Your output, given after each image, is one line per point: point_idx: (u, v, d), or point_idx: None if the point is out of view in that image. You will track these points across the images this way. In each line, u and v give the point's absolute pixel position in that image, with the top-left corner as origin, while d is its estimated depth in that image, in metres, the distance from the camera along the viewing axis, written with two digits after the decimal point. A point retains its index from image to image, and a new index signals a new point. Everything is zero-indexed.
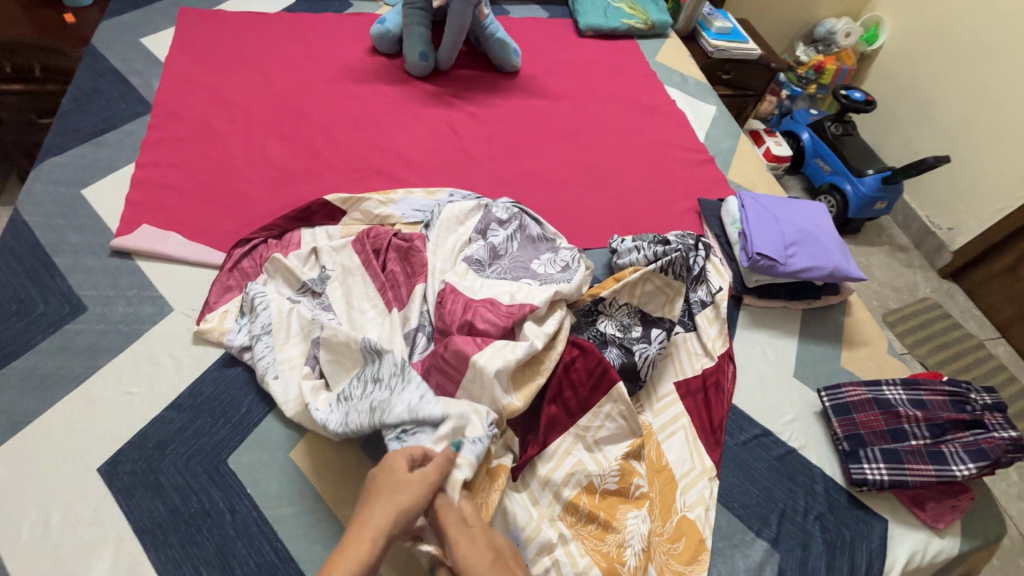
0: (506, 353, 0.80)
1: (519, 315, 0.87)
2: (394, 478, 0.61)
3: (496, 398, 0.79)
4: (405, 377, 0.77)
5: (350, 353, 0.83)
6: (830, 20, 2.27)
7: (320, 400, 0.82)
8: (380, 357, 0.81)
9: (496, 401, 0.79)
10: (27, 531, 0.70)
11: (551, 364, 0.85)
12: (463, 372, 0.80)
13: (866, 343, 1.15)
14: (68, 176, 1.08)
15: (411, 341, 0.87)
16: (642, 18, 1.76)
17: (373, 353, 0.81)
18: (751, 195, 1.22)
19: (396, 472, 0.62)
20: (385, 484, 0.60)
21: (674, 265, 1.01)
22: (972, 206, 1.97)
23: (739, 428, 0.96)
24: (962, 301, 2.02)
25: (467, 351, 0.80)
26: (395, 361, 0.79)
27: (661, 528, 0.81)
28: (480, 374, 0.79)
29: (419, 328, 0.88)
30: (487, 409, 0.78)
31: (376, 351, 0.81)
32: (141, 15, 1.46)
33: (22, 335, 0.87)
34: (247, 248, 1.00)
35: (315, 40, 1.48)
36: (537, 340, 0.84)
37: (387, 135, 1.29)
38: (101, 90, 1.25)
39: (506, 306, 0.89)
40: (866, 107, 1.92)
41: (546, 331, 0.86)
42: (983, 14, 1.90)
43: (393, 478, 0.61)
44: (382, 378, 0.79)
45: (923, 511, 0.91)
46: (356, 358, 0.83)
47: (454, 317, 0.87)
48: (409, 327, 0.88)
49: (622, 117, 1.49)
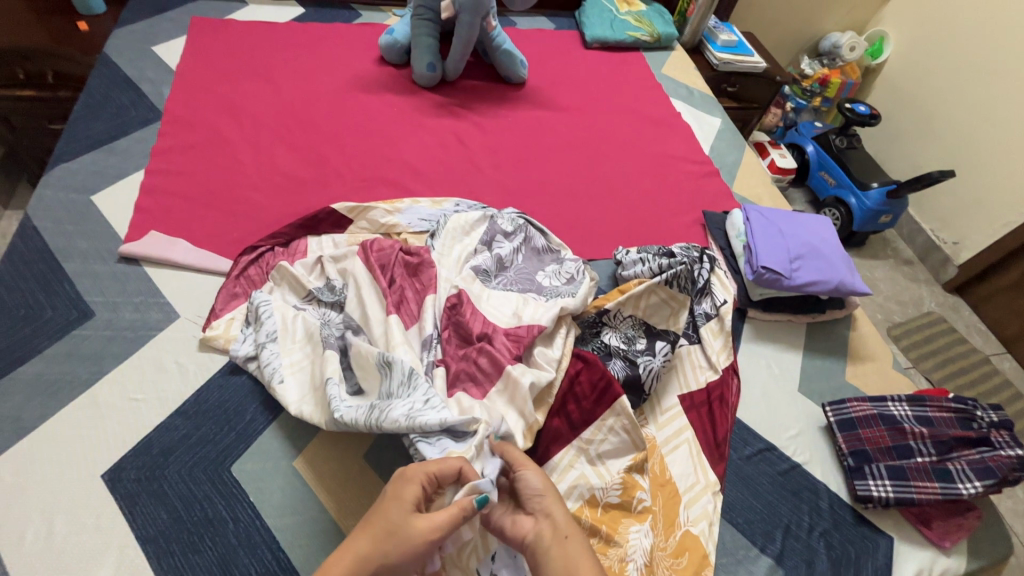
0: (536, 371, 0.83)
1: (528, 340, 0.86)
2: (396, 513, 0.58)
3: (527, 410, 0.79)
4: (413, 384, 0.77)
5: (365, 364, 0.82)
6: (835, 35, 2.28)
7: (334, 391, 0.79)
8: (391, 367, 0.79)
9: (525, 413, 0.80)
10: (30, 537, 0.70)
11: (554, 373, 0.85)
12: (493, 380, 0.82)
13: (872, 357, 1.15)
14: (78, 182, 1.10)
15: (428, 351, 0.84)
16: (648, 31, 1.77)
17: (384, 364, 0.80)
18: (756, 208, 1.22)
19: (401, 508, 0.59)
20: (384, 522, 0.58)
21: (679, 278, 1.01)
22: (977, 221, 1.97)
23: (743, 442, 0.96)
24: (968, 316, 2.01)
25: (502, 361, 0.83)
26: (404, 370, 0.78)
27: (664, 542, 0.80)
28: (510, 382, 0.81)
29: (434, 334, 0.87)
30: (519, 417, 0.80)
31: (387, 363, 0.79)
32: (153, 24, 1.48)
33: (29, 340, 0.87)
34: (253, 257, 1.01)
35: (323, 50, 1.50)
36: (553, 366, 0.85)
37: (394, 145, 1.30)
38: (112, 97, 1.26)
39: (512, 329, 0.88)
40: (871, 121, 1.92)
41: (556, 355, 0.87)
42: (985, 30, 1.91)
43: (394, 511, 0.58)
44: (391, 390, 0.78)
45: (929, 530, 0.90)
46: (370, 369, 0.82)
47: (474, 327, 0.88)
48: (425, 333, 0.86)
49: (628, 129, 1.50)
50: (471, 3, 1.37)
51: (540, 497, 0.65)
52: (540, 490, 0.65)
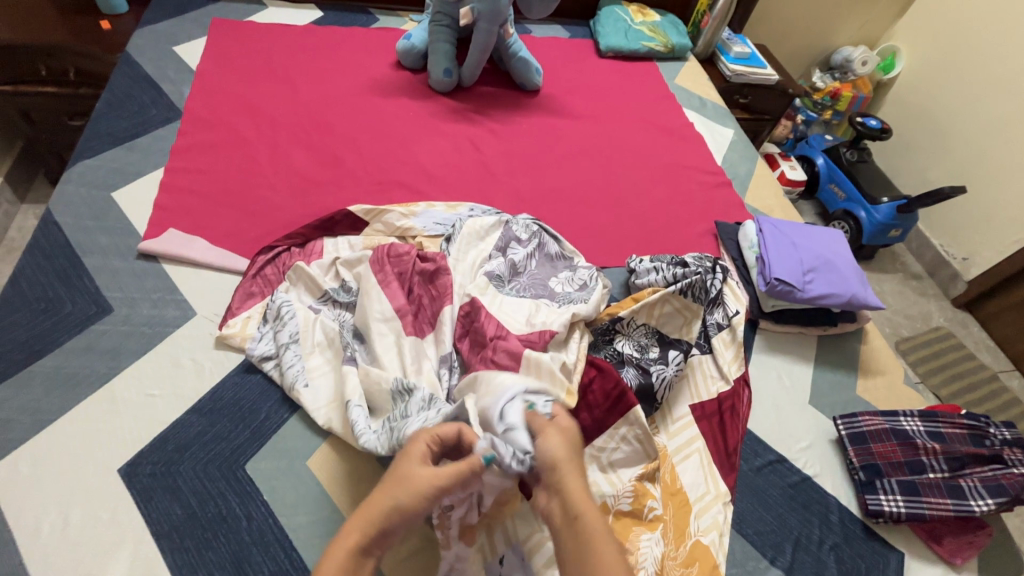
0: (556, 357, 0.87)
1: (540, 344, 0.87)
2: (401, 470, 0.59)
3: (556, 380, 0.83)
4: (430, 406, 0.77)
5: (378, 392, 0.81)
6: (847, 48, 2.29)
7: (358, 415, 0.79)
8: (409, 395, 0.79)
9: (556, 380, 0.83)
10: (47, 529, 0.71)
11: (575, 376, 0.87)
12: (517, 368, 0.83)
13: (882, 371, 1.15)
14: (100, 179, 1.11)
15: (446, 370, 0.85)
16: (662, 41, 1.79)
17: (401, 392, 0.79)
18: (769, 220, 1.23)
19: (409, 461, 0.60)
20: (393, 472, 0.59)
21: (694, 288, 1.02)
22: (986, 237, 1.97)
23: (753, 453, 0.96)
24: (976, 332, 2.01)
25: (519, 349, 0.85)
26: (423, 397, 0.78)
27: (675, 551, 0.79)
28: (536, 365, 0.83)
29: (453, 352, 0.88)
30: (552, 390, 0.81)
31: (405, 390, 0.79)
32: (175, 24, 1.50)
33: (49, 334, 0.88)
34: (270, 256, 1.02)
35: (340, 53, 1.52)
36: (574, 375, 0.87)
37: (409, 149, 1.31)
38: (133, 95, 1.28)
39: (524, 334, 0.89)
40: (881, 135, 1.92)
41: (570, 359, 0.88)
42: (998, 48, 1.91)
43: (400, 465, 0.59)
44: (406, 412, 0.77)
45: (940, 547, 0.90)
46: (385, 399, 0.81)
47: (488, 330, 0.87)
48: (442, 356, 0.86)
49: (642, 138, 1.51)
50: (490, 10, 1.37)
51: (551, 471, 0.61)
52: (552, 459, 0.61)
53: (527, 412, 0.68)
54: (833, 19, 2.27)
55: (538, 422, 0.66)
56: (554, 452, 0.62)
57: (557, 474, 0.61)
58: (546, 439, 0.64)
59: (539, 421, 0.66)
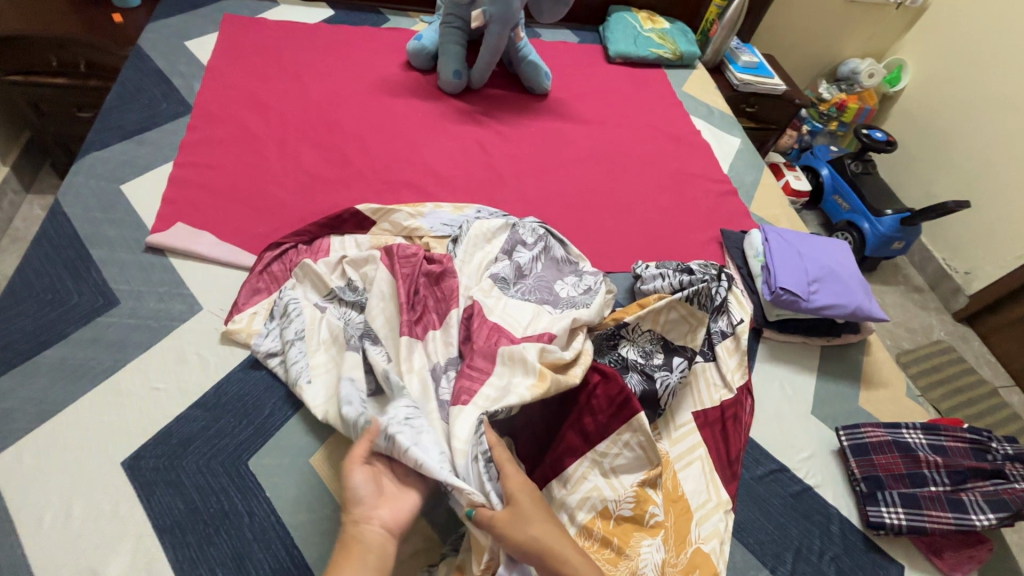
0: (542, 346, 0.84)
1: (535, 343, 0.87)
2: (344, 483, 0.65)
3: (528, 366, 0.81)
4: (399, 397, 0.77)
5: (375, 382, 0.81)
6: (854, 61, 2.30)
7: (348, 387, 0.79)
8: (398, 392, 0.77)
9: (528, 367, 0.81)
10: (48, 521, 0.70)
11: (579, 370, 0.85)
12: (490, 368, 0.82)
13: (885, 384, 1.15)
14: (108, 171, 1.11)
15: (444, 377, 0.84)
16: (671, 49, 1.79)
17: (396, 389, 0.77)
18: (775, 230, 1.23)
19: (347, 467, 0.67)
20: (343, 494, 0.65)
21: (700, 295, 1.00)
22: (989, 252, 1.98)
23: (756, 462, 0.96)
24: (977, 346, 2.02)
25: (495, 349, 0.84)
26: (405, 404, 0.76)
27: (675, 558, 0.78)
28: (510, 358, 0.82)
29: (457, 355, 0.88)
30: (523, 381, 0.80)
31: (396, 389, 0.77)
32: (187, 19, 1.50)
33: (55, 325, 0.88)
34: (277, 253, 1.02)
35: (351, 52, 1.52)
36: (577, 369, 0.85)
37: (417, 149, 1.31)
38: (144, 89, 1.28)
39: (521, 337, 0.89)
40: (886, 147, 1.93)
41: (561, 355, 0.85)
42: (1006, 66, 1.92)
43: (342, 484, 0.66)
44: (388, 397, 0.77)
45: (940, 560, 0.90)
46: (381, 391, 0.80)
47: (479, 335, 0.88)
48: (437, 364, 0.86)
49: (649, 145, 1.51)
50: (502, 14, 1.38)
51: (550, 559, 0.63)
52: (547, 550, 0.63)
53: (470, 503, 0.68)
54: (841, 30, 2.27)
55: (503, 522, 0.64)
56: (541, 537, 0.64)
57: (553, 554, 0.63)
58: (526, 528, 0.64)
59: (506, 526, 0.64)
